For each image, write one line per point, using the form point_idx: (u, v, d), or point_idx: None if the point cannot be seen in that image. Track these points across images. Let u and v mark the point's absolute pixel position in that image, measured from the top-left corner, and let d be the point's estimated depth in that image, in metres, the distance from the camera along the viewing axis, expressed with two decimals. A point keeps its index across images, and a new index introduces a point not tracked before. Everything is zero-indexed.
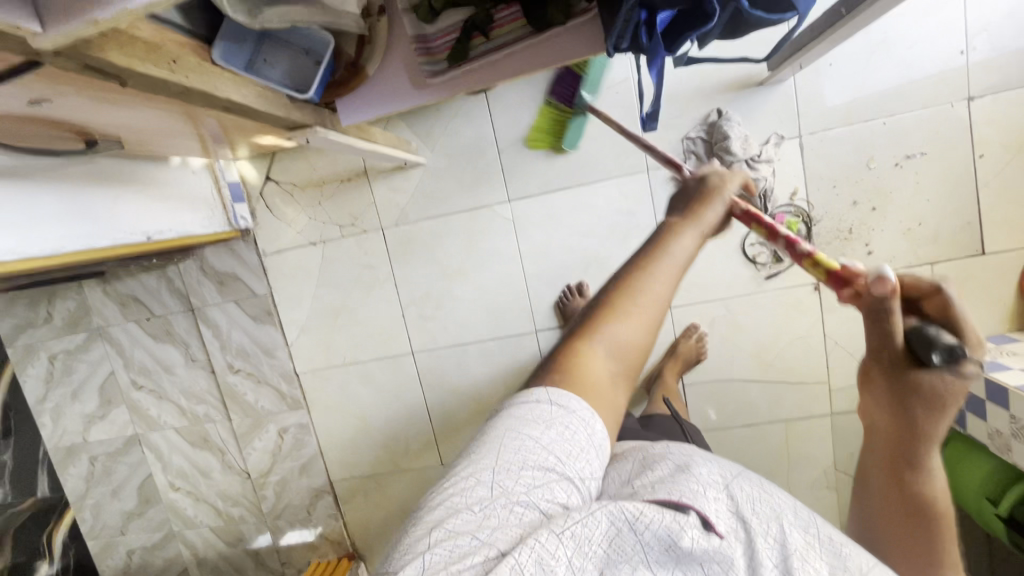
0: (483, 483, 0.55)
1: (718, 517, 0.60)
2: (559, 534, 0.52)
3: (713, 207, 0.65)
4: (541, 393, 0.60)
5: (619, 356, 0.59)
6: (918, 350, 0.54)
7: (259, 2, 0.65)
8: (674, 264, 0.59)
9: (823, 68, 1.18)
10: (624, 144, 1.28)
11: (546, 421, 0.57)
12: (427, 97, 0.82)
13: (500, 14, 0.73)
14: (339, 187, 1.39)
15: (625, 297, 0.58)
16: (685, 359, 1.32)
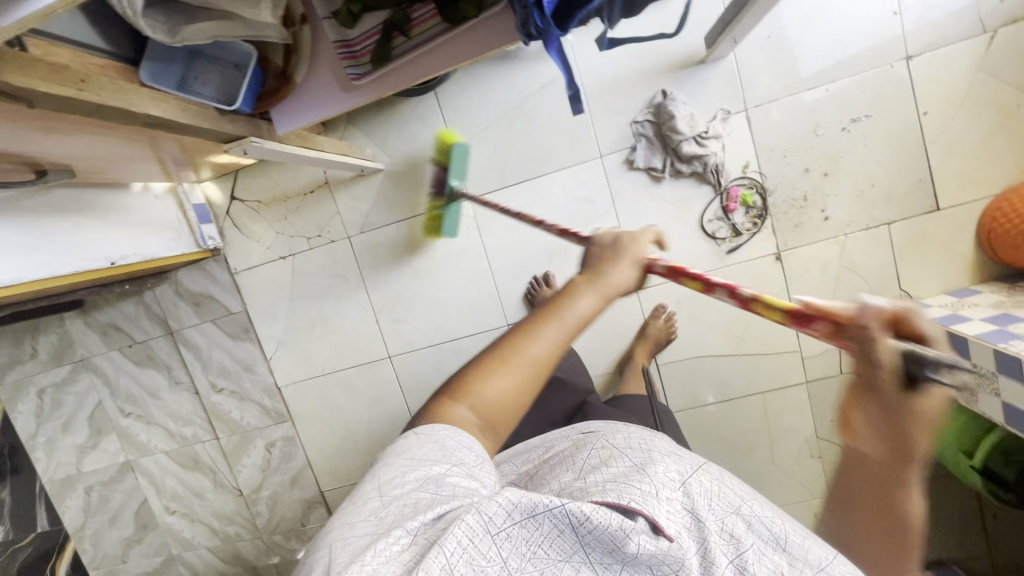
0: (388, 494, 0.51)
1: (675, 519, 0.52)
2: (494, 534, 0.46)
3: (619, 267, 0.59)
4: (417, 426, 0.57)
5: (484, 410, 0.54)
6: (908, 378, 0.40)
7: (178, 20, 0.68)
8: (562, 328, 0.53)
9: (761, 41, 1.20)
10: (575, 132, 1.30)
11: (445, 430, 0.55)
12: (356, 100, 0.84)
13: (417, 12, 0.76)
14: (303, 200, 1.42)
15: (495, 357, 0.54)
16: (655, 340, 1.32)
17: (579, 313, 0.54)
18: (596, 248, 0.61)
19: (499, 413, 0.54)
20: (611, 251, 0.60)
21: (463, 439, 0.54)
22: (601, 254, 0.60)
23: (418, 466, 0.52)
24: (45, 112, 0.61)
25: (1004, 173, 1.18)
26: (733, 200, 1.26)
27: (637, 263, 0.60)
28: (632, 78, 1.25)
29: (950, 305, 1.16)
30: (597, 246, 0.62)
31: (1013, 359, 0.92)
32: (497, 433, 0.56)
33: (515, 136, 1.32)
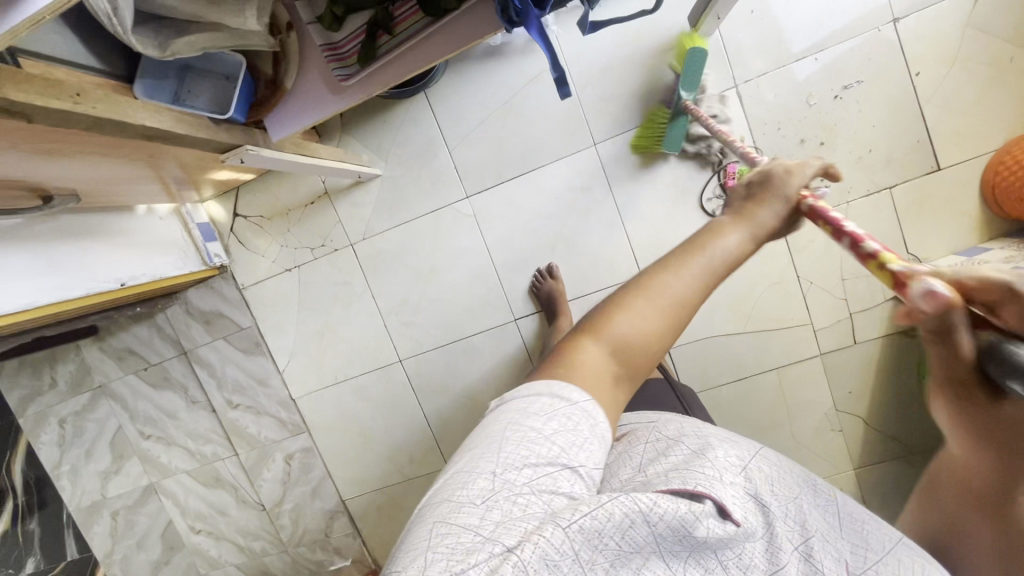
0: (492, 476, 0.46)
1: (742, 502, 0.49)
2: (566, 528, 0.43)
3: (769, 206, 0.54)
4: (540, 385, 0.51)
5: (624, 360, 0.50)
6: (996, 371, 0.45)
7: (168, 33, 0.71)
8: (707, 265, 0.49)
9: (745, 17, 1.20)
10: (567, 122, 1.30)
11: (564, 419, 0.48)
12: (346, 102, 0.86)
13: (399, 10, 0.77)
14: (305, 211, 1.44)
15: (640, 302, 0.49)
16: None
17: (723, 250, 0.50)
18: (746, 184, 0.56)
19: (643, 346, 0.49)
20: (761, 185, 0.55)
21: (595, 416, 0.48)
22: (750, 190, 0.55)
23: (522, 459, 0.47)
24: (46, 130, 0.63)
25: (1003, 127, 1.16)
26: (731, 176, 1.26)
27: (790, 201, 0.55)
28: (619, 63, 1.26)
29: (959, 264, 1.14)
30: (743, 183, 0.57)
31: None
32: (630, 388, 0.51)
33: (509, 131, 1.33)
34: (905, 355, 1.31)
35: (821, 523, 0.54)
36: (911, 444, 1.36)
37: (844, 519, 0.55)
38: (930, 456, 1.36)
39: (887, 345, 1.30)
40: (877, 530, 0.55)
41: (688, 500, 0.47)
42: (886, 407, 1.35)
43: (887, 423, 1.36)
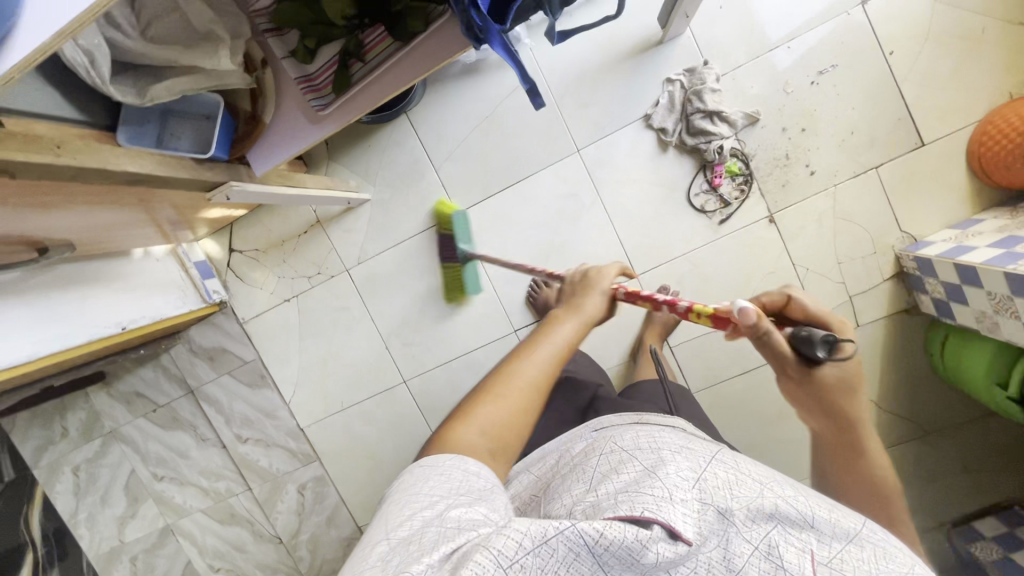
0: (389, 539, 0.49)
1: (694, 519, 0.48)
2: (504, 567, 0.43)
3: (592, 300, 0.73)
4: (417, 466, 0.57)
5: (492, 435, 0.59)
6: (804, 349, 0.60)
7: (147, 83, 0.74)
8: (552, 353, 0.65)
9: (714, 12, 1.21)
10: (548, 130, 1.32)
11: (441, 473, 0.54)
12: (325, 131, 0.87)
13: (368, 37, 0.79)
14: (299, 241, 1.46)
15: (499, 385, 0.62)
16: (662, 324, 1.31)
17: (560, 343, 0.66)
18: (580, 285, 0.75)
19: (511, 427, 0.60)
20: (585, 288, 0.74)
21: (470, 467, 0.55)
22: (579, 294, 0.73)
23: (418, 511, 0.51)
24: (31, 184, 0.65)
25: (984, 97, 1.16)
26: (718, 173, 1.25)
27: (603, 293, 0.74)
28: (595, 69, 1.27)
29: (953, 239, 1.13)
30: (569, 288, 0.78)
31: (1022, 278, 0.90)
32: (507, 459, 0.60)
33: (492, 145, 1.34)
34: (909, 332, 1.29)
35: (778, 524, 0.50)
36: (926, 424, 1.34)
37: (803, 520, 0.50)
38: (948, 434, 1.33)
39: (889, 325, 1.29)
40: (838, 522, 0.51)
41: (635, 523, 0.46)
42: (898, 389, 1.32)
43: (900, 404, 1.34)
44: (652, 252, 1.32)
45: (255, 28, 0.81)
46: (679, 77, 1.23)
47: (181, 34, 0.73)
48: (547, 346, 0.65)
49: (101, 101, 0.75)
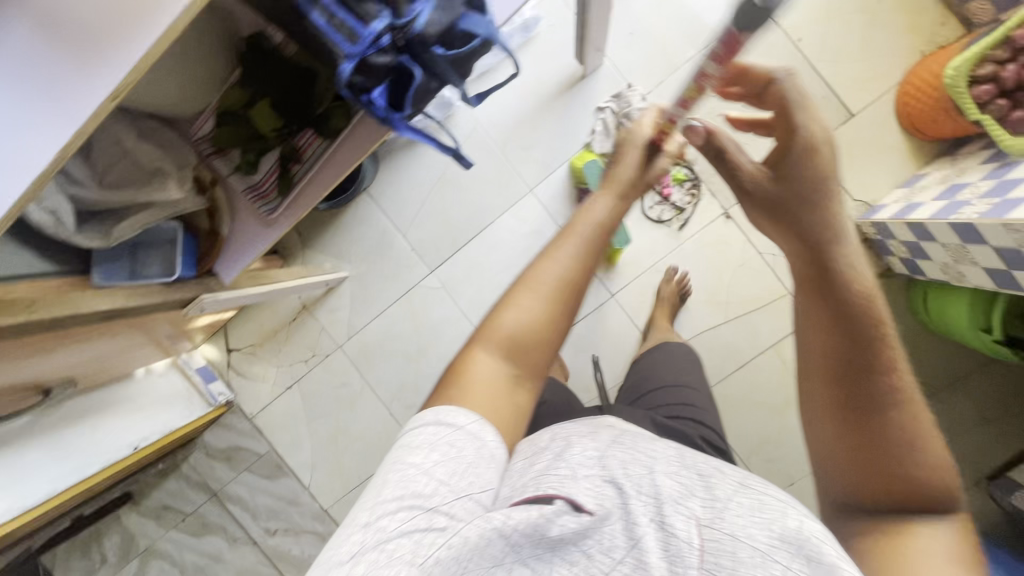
0: (372, 521, 0.57)
1: (594, 495, 0.56)
2: (422, 560, 0.52)
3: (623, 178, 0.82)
4: (427, 416, 0.64)
5: (514, 340, 0.68)
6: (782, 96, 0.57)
7: (111, 224, 0.81)
8: (579, 242, 0.74)
9: (626, 39, 1.29)
10: (499, 177, 1.38)
11: (445, 446, 0.61)
12: (279, 231, 0.92)
13: (301, 140, 0.87)
14: (290, 329, 1.52)
15: (527, 276, 0.72)
16: (670, 302, 1.29)
17: (591, 242, 0.74)
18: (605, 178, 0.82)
19: (535, 337, 0.69)
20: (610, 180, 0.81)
21: (488, 437, 0.63)
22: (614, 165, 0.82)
23: (410, 491, 0.58)
24: (16, 341, 0.72)
25: (898, 61, 1.21)
26: (665, 184, 1.30)
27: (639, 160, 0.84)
28: (529, 113, 1.34)
29: (904, 198, 1.15)
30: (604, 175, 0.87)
31: (965, 226, 0.92)
32: (527, 364, 0.69)
33: (450, 202, 1.41)
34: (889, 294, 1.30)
35: (684, 484, 0.58)
36: (932, 381, 1.33)
37: (696, 479, 0.59)
38: (955, 387, 1.32)
39: None
40: (719, 483, 0.59)
41: (538, 505, 0.55)
42: None
43: None
44: (622, 270, 1.36)
45: (201, 155, 0.90)
46: (608, 104, 1.30)
47: (134, 177, 0.81)
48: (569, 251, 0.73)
49: (73, 250, 0.83)
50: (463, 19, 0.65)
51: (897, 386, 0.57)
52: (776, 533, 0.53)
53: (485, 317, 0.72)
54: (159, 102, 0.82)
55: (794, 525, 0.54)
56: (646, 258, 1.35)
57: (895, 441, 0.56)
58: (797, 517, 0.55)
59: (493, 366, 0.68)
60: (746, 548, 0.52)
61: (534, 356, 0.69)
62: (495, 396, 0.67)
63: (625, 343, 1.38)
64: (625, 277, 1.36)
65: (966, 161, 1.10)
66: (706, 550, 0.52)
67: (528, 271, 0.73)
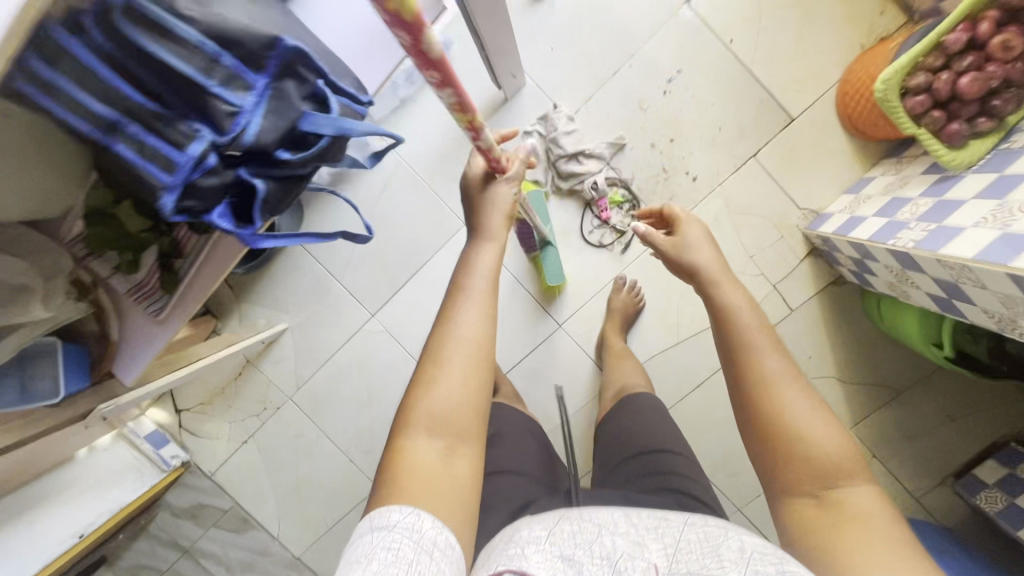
0: None
1: (544, 565, 0.48)
2: None
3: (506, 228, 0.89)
4: (363, 526, 0.65)
5: (442, 406, 0.74)
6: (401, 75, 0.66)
7: None
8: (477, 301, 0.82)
9: (547, 55, 1.20)
10: (430, 213, 1.31)
11: (381, 552, 0.61)
12: (171, 330, 0.85)
13: (180, 236, 0.80)
14: (237, 384, 1.48)
15: (441, 347, 0.79)
16: (621, 312, 1.23)
17: (480, 308, 0.82)
18: (473, 232, 0.90)
19: (458, 407, 0.75)
20: (479, 233, 0.89)
21: (429, 529, 0.63)
22: (483, 224, 0.89)
23: None
24: None
25: (835, 56, 1.12)
26: (603, 207, 1.23)
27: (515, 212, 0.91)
28: (454, 143, 1.26)
29: (850, 208, 1.08)
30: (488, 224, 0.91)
31: (905, 254, 0.85)
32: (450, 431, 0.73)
33: (383, 243, 1.34)
34: (843, 300, 1.25)
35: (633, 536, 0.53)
36: (893, 383, 1.30)
37: (646, 529, 0.54)
38: (916, 387, 1.29)
39: (823, 300, 1.25)
40: (665, 527, 0.54)
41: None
42: (851, 355, 1.28)
43: (859, 372, 1.29)
44: (567, 299, 1.31)
45: (78, 258, 0.82)
46: (535, 127, 1.21)
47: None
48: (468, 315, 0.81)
49: None
50: (304, 119, 0.58)
51: (787, 379, 0.65)
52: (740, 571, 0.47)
53: (409, 398, 0.77)
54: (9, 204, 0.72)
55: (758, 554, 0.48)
56: (591, 286, 1.29)
57: (802, 430, 0.61)
58: (739, 536, 0.52)
59: (425, 443, 0.72)
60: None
61: (461, 425, 0.74)
62: (436, 476, 0.70)
63: (578, 373, 1.33)
64: (572, 306, 1.31)
65: (909, 166, 1.03)
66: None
67: (435, 339, 0.80)
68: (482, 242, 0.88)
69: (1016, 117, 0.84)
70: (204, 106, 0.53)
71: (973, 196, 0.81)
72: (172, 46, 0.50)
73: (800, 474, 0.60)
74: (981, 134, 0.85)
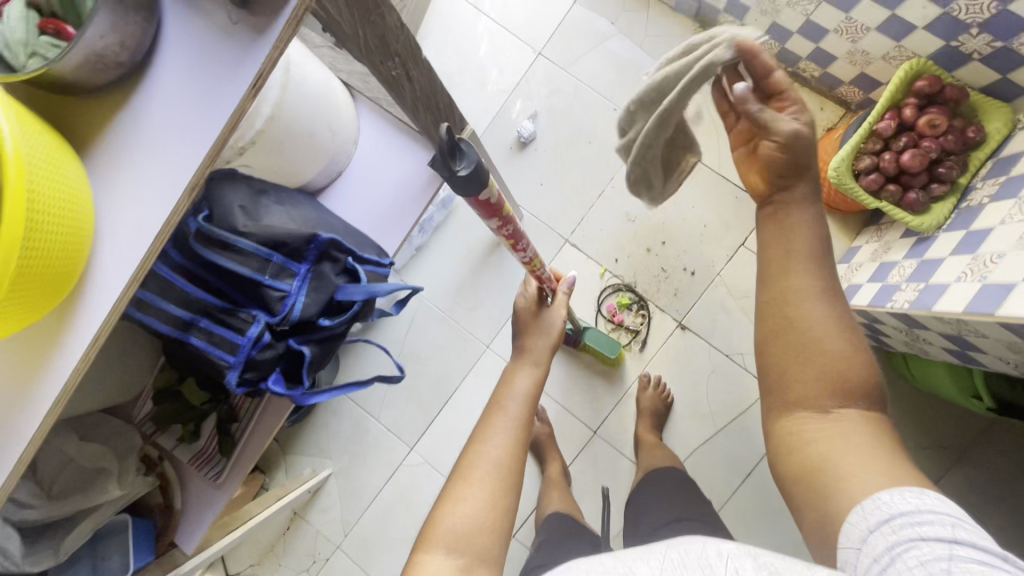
0: None
1: None
2: None
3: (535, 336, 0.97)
4: None
5: (466, 523, 0.68)
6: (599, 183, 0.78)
7: (70, 523, 0.85)
8: (519, 410, 0.83)
9: (538, 188, 1.35)
10: (454, 341, 1.39)
11: None
12: (229, 489, 0.92)
13: (236, 401, 0.89)
14: (285, 541, 1.45)
15: (468, 459, 0.76)
16: (651, 413, 1.24)
17: (506, 423, 0.81)
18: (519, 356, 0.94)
19: (480, 528, 0.68)
20: (523, 357, 0.94)
21: None
22: (525, 346, 0.95)
23: None
24: None
25: None
26: (613, 311, 1.31)
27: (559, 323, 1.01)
28: (466, 277, 1.38)
29: (846, 277, 1.13)
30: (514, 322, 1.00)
31: (907, 317, 0.89)
32: (489, 538, 0.68)
33: (414, 376, 1.41)
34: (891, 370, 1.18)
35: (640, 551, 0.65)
36: (953, 442, 1.23)
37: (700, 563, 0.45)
38: (976, 443, 1.23)
39: None
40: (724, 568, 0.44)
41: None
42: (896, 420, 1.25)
43: (909, 433, 1.24)
44: (596, 403, 1.33)
45: (145, 434, 0.93)
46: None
47: (81, 478, 0.85)
48: (498, 434, 0.78)
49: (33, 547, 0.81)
50: (339, 290, 0.69)
51: (814, 293, 0.66)
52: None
53: (431, 516, 0.71)
54: (112, 393, 0.89)
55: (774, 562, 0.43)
56: (618, 385, 1.32)
57: (819, 343, 0.64)
58: (716, 545, 0.46)
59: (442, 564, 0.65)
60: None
61: (483, 544, 0.67)
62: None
63: (624, 477, 1.29)
64: (602, 411, 1.33)
65: (888, 233, 1.09)
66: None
67: (467, 451, 0.77)
68: (529, 363, 0.92)
69: (967, 178, 0.93)
70: (259, 295, 0.65)
71: (950, 252, 0.87)
72: (231, 254, 0.63)
73: (813, 390, 0.65)
74: (937, 197, 0.94)
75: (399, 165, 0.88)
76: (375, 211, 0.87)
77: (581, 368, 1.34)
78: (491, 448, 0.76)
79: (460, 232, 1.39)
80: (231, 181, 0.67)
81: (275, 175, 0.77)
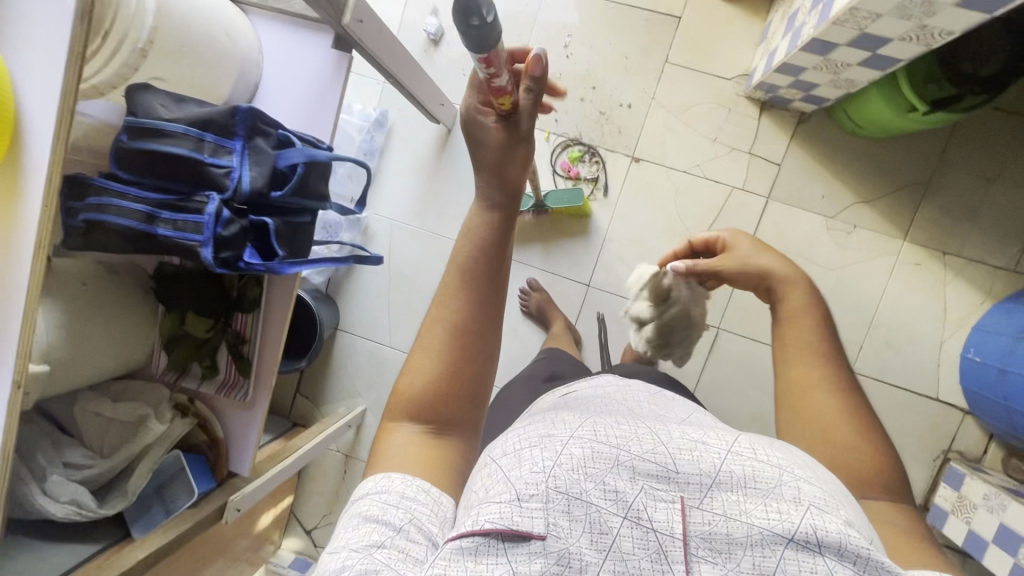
0: (501, 476, 0.46)
1: (715, 555, 0.42)
2: (574, 513, 0.43)
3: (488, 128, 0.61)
4: (370, 505, 0.49)
5: (427, 399, 0.55)
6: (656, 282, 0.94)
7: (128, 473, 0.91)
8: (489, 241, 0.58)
9: (462, 79, 1.39)
10: (435, 248, 1.44)
11: (522, 452, 0.48)
12: (262, 404, 0.99)
13: (238, 324, 0.95)
14: (347, 483, 1.53)
15: (434, 328, 0.56)
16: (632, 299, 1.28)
17: (454, 284, 0.57)
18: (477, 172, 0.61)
19: (448, 391, 0.55)
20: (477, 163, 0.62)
21: (393, 494, 0.50)
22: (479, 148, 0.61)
23: (519, 469, 0.46)
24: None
25: None
26: (568, 168, 1.35)
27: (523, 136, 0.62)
28: (426, 185, 1.43)
29: (765, 50, 1.18)
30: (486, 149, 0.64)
31: (812, 43, 0.93)
32: (460, 400, 0.55)
33: (410, 295, 1.46)
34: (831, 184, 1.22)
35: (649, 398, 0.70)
36: (919, 176, 1.28)
37: (759, 481, 0.45)
38: (940, 170, 1.27)
39: (800, 144, 1.30)
40: (789, 500, 0.44)
41: (510, 546, 0.42)
42: (861, 175, 1.29)
43: (876, 184, 1.29)
44: (580, 258, 1.38)
45: (170, 383, 0.99)
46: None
47: (126, 430, 0.92)
48: (460, 296, 0.57)
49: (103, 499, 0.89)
50: (279, 158, 0.74)
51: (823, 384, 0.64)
52: (820, 532, 0.42)
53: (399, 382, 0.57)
54: (126, 358, 0.94)
55: (845, 521, 0.43)
56: (594, 234, 1.37)
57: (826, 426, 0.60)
58: (796, 481, 0.45)
59: (405, 440, 0.55)
60: (785, 569, 0.41)
61: (458, 411, 0.55)
62: (418, 462, 0.53)
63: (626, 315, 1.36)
64: (588, 263, 1.38)
65: None
66: (696, 538, 0.43)
67: (423, 319, 0.58)
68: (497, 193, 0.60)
69: None
70: (207, 177, 0.70)
71: None
72: (168, 140, 0.69)
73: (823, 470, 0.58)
74: None
75: (307, 58, 0.91)
76: (300, 111, 0.91)
77: (557, 231, 1.39)
78: (443, 317, 0.56)
79: (405, 145, 1.43)
80: (149, 89, 0.73)
81: (192, 91, 0.83)
